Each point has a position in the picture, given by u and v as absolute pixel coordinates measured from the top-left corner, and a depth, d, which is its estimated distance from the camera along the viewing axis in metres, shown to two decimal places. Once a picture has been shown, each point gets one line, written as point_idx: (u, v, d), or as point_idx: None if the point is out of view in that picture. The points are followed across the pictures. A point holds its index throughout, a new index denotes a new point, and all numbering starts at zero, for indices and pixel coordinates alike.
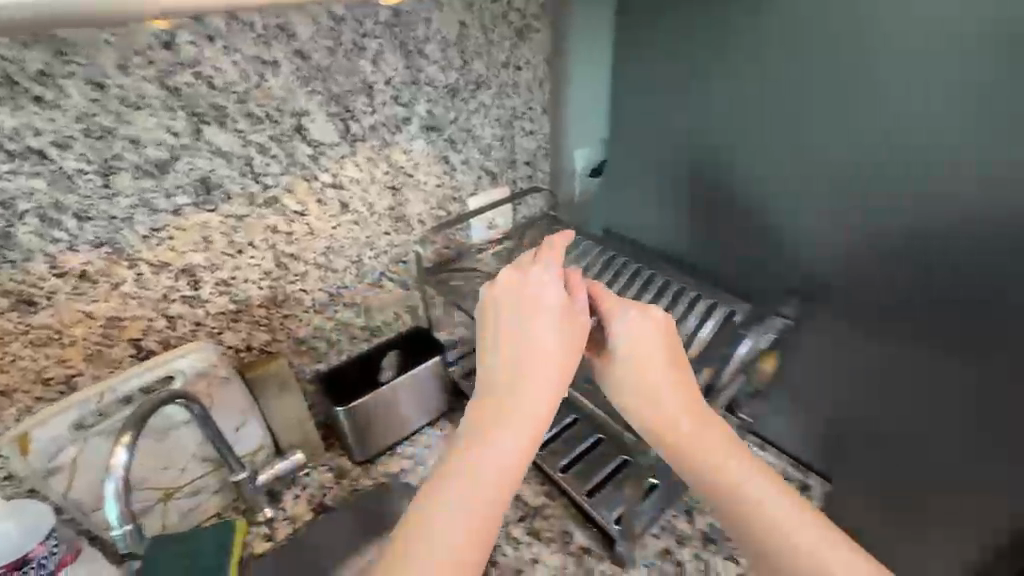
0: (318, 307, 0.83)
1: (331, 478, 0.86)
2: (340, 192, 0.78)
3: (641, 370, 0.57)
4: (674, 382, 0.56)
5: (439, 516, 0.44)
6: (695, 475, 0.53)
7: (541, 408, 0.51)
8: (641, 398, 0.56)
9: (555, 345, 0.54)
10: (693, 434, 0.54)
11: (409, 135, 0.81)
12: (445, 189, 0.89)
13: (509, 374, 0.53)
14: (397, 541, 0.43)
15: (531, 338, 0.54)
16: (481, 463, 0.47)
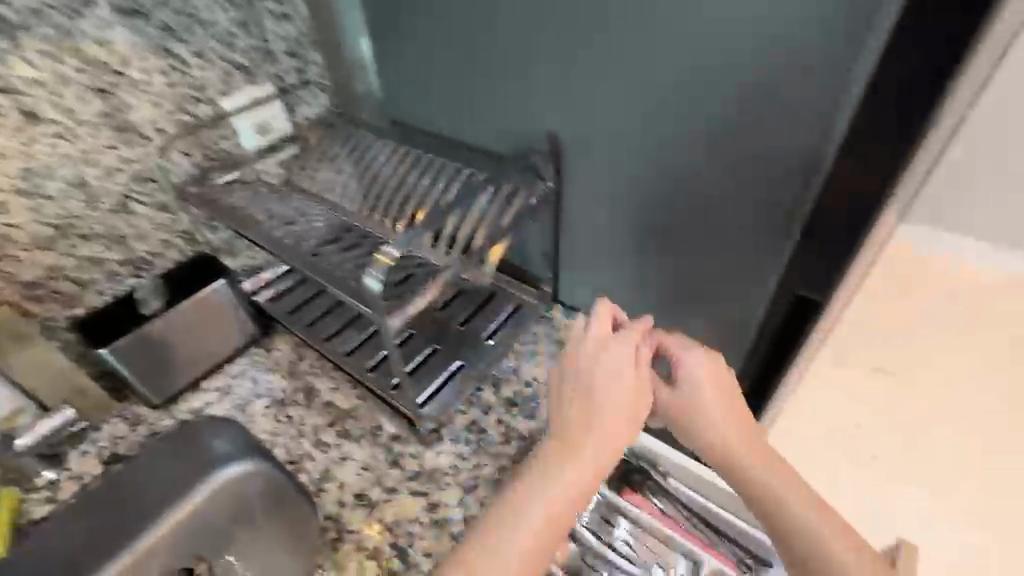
0: (44, 243, 0.68)
1: (125, 428, 0.79)
2: (16, 98, 0.61)
3: (708, 404, 0.60)
4: (727, 410, 0.60)
5: (502, 544, 0.51)
6: (721, 465, 0.61)
7: (603, 458, 0.54)
8: (708, 428, 0.60)
9: (609, 377, 0.56)
10: (733, 435, 0.59)
11: (99, 20, 0.63)
12: (181, 89, 0.73)
13: (577, 408, 0.57)
14: (464, 561, 0.51)
15: (614, 375, 0.56)
16: (546, 504, 0.53)
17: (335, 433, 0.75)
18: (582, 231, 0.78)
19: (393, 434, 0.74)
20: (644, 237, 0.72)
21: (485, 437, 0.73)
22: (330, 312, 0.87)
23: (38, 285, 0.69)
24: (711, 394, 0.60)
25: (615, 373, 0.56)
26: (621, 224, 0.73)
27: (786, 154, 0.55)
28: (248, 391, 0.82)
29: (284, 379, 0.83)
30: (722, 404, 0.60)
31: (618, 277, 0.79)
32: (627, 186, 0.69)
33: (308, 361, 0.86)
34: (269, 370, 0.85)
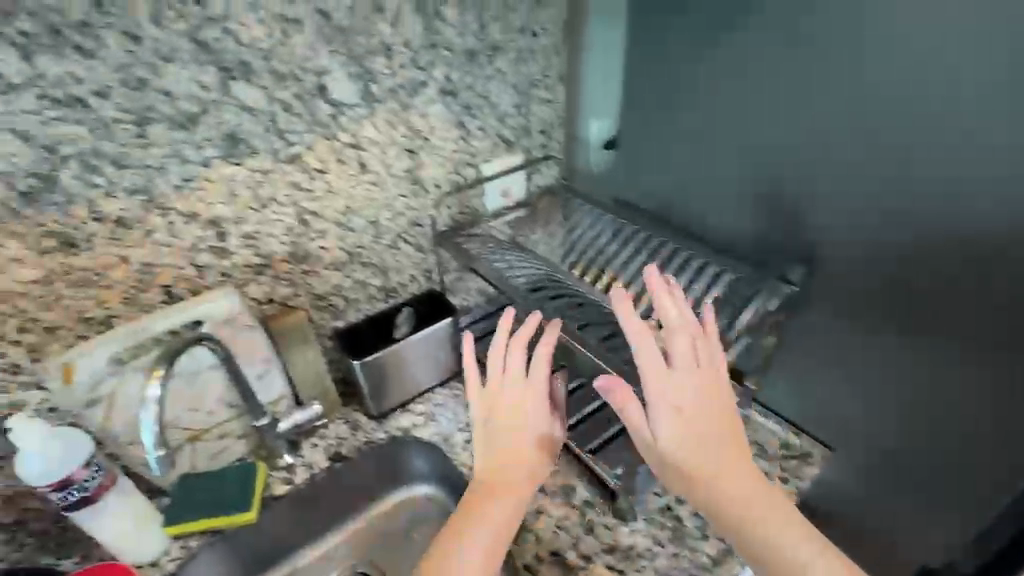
0: (338, 266, 0.81)
1: (346, 431, 0.89)
2: (359, 152, 0.74)
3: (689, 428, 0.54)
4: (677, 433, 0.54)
5: (469, 551, 0.54)
6: (685, 483, 0.54)
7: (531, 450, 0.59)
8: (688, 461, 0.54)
9: (531, 397, 0.61)
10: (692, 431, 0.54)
11: (427, 99, 0.77)
12: (461, 155, 0.86)
13: (502, 440, 0.59)
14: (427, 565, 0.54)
15: (506, 393, 0.61)
16: (477, 536, 0.55)
17: (531, 483, 0.79)
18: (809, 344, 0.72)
19: (587, 499, 0.76)
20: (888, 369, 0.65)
21: (682, 528, 0.72)
22: None
23: (323, 297, 0.82)
24: (654, 403, 0.54)
25: (519, 398, 0.61)
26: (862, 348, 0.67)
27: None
28: (451, 421, 0.90)
29: None
30: (676, 423, 0.54)
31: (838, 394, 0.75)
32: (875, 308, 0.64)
33: None
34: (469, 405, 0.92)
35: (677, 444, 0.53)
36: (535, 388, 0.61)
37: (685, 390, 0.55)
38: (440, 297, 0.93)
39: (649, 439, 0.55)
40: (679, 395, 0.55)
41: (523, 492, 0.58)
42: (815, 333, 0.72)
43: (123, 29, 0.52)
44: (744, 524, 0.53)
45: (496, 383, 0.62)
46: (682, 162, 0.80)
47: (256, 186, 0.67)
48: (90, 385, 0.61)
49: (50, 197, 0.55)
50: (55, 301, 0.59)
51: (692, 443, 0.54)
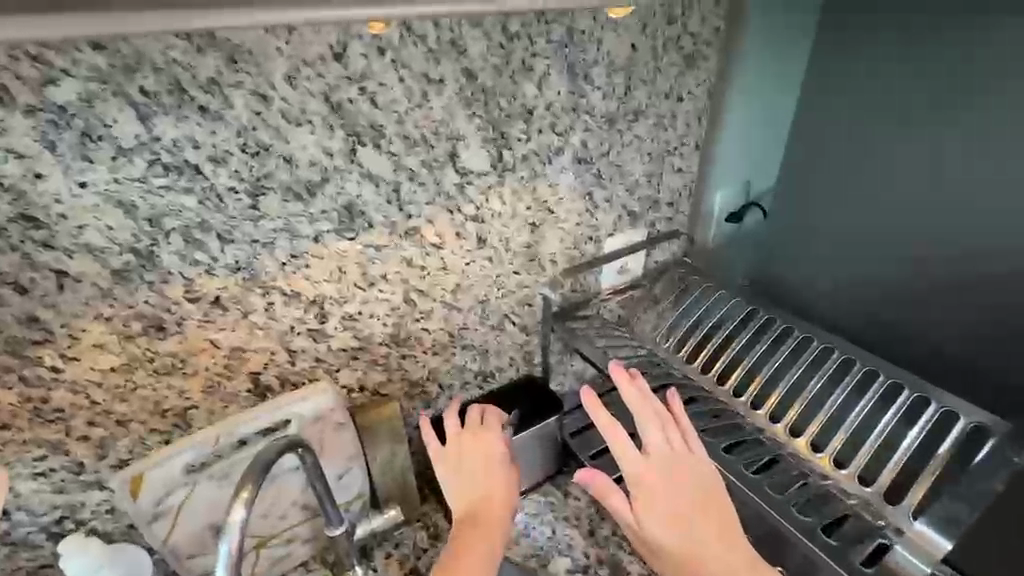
0: (437, 348, 0.70)
1: (425, 539, 0.75)
2: (479, 226, 0.64)
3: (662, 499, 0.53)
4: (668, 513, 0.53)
5: None
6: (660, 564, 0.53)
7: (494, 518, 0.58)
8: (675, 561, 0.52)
9: (481, 447, 0.63)
10: (678, 518, 0.52)
11: (559, 167, 0.67)
12: (583, 228, 0.75)
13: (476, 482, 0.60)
14: None
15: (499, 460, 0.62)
16: None
17: None
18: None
19: None
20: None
21: None
22: None
23: (417, 383, 0.71)
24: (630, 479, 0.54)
25: (481, 453, 0.62)
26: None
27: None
28: (547, 540, 0.75)
29: (584, 541, 0.75)
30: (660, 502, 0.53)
31: None
32: None
33: (609, 525, 0.76)
34: (568, 521, 0.77)
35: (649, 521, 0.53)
36: (492, 447, 0.62)
37: (647, 454, 0.55)
38: (543, 385, 0.80)
39: (636, 530, 0.54)
40: (663, 482, 0.54)
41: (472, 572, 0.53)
42: None
43: (254, 88, 0.45)
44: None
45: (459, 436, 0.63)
46: (866, 253, 0.73)
47: (367, 262, 0.58)
48: (158, 494, 0.51)
49: (143, 275, 0.46)
50: (131, 390, 0.50)
51: (678, 521, 0.52)
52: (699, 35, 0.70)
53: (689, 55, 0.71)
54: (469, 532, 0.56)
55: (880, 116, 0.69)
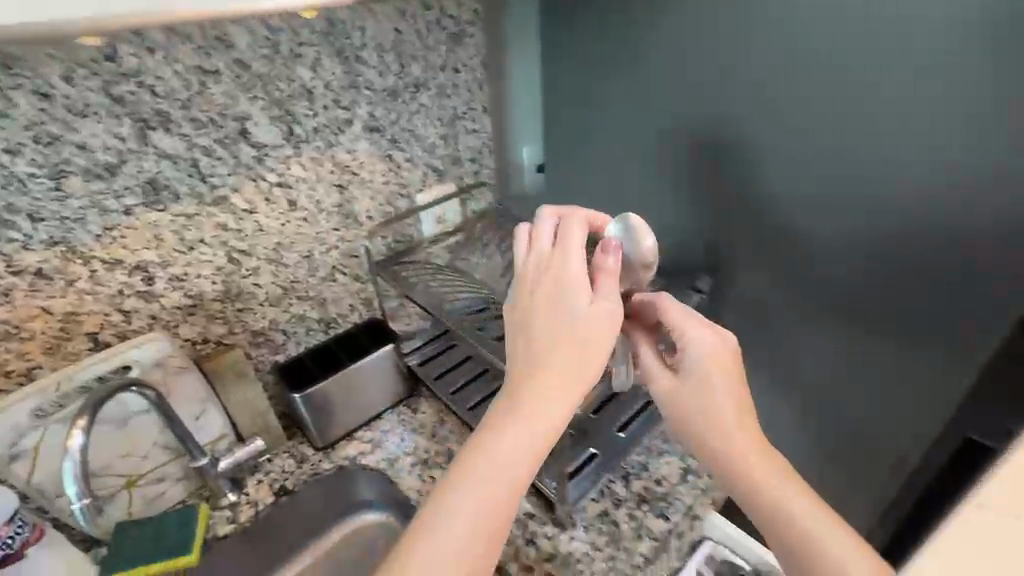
0: (273, 300, 0.83)
1: (291, 464, 0.89)
2: (287, 190, 0.77)
3: (705, 377, 0.52)
4: (715, 391, 0.51)
5: (441, 519, 0.43)
6: (693, 443, 0.53)
7: (551, 409, 0.46)
8: (706, 427, 0.51)
9: (556, 300, 0.49)
10: (715, 400, 0.51)
11: (352, 135, 0.81)
12: (392, 186, 0.90)
13: (549, 323, 0.48)
14: (407, 543, 0.43)
15: (567, 293, 0.49)
16: (482, 470, 0.44)
17: None
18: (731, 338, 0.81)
19: (528, 511, 0.79)
20: (811, 360, 0.71)
21: (619, 530, 0.76)
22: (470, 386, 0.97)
23: (259, 333, 0.84)
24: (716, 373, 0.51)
25: (557, 295, 0.49)
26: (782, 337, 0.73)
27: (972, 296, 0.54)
28: (397, 445, 0.92)
29: (428, 441, 0.92)
30: (734, 398, 0.51)
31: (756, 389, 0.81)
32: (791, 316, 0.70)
33: (449, 425, 0.94)
34: (415, 429, 0.94)
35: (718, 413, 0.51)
36: (568, 264, 0.50)
37: (690, 342, 0.53)
38: (382, 325, 0.96)
39: (675, 409, 0.54)
40: (743, 386, 0.52)
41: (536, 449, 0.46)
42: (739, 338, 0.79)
43: (34, 88, 0.55)
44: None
45: (549, 263, 0.51)
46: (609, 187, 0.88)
47: (181, 229, 0.69)
48: (10, 439, 0.61)
49: None
50: None
51: (716, 400, 0.51)
52: (458, 17, 0.85)
53: (453, 34, 0.86)
54: (533, 391, 0.46)
55: (608, 73, 0.79)
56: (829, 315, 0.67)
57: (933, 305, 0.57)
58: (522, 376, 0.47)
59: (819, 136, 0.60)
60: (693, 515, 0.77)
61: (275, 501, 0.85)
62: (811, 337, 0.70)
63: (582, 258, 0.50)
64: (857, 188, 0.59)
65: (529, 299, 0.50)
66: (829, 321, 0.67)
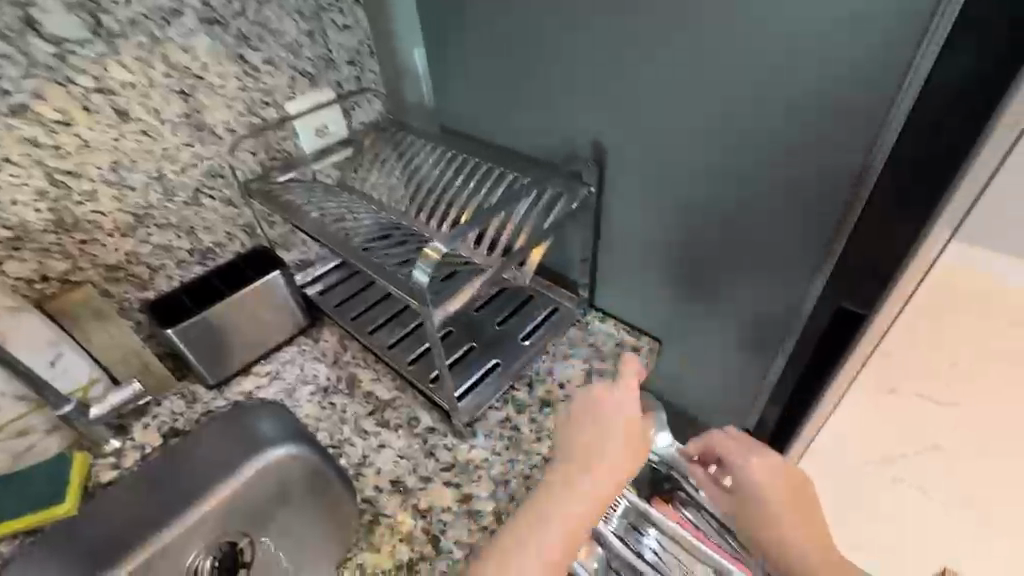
0: (124, 229, 0.75)
1: (182, 405, 0.85)
2: (109, 97, 0.67)
3: (762, 495, 0.61)
4: (775, 501, 0.60)
5: (517, 564, 0.54)
6: (760, 548, 0.60)
7: (604, 487, 0.57)
8: (762, 526, 0.60)
9: (624, 413, 0.61)
10: (789, 524, 0.59)
11: (185, 29, 0.70)
12: (253, 92, 0.80)
13: (583, 432, 0.60)
14: (491, 557, 0.55)
15: (608, 442, 0.58)
16: (540, 527, 0.55)
17: (375, 421, 0.78)
18: (623, 236, 0.78)
19: (429, 426, 0.77)
20: (699, 245, 0.70)
21: (519, 434, 0.75)
22: (372, 309, 0.92)
23: (117, 269, 0.76)
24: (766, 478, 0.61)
25: (603, 428, 0.60)
26: (669, 229, 0.72)
27: (818, 194, 0.56)
28: (296, 377, 0.87)
29: (329, 368, 0.88)
30: (780, 496, 0.60)
31: (653, 286, 0.80)
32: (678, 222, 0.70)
33: (352, 351, 0.90)
34: (316, 359, 0.90)
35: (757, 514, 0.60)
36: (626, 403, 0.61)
37: (752, 464, 0.62)
38: (268, 253, 0.88)
39: (720, 498, 0.65)
40: (806, 485, 0.62)
41: (601, 496, 0.56)
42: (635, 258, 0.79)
43: None
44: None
45: (597, 399, 0.61)
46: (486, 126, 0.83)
47: None
48: None
49: None
50: None
51: (789, 515, 0.59)
52: None
53: None
54: (582, 460, 0.58)
55: None
56: (709, 200, 0.65)
57: (799, 210, 0.58)
58: (569, 469, 0.58)
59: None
60: None
61: (169, 445, 0.80)
62: (696, 225, 0.69)
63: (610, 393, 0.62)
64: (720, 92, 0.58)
65: (569, 425, 0.61)
66: (710, 206, 0.66)
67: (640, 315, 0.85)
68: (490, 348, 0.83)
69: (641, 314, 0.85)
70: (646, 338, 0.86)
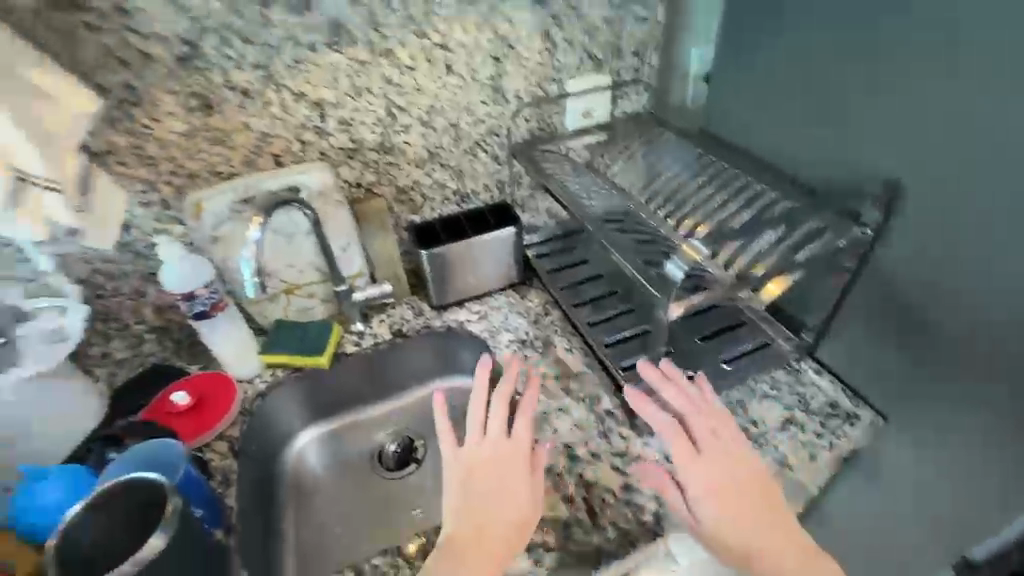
0: (420, 161, 0.90)
1: (412, 314, 1.00)
2: (446, 53, 0.81)
3: (690, 453, 0.61)
4: (712, 470, 0.60)
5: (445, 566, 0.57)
6: (709, 508, 0.58)
7: (506, 526, 0.59)
8: (711, 477, 0.60)
9: (492, 458, 0.64)
10: (704, 462, 0.61)
11: (516, 5, 0.81)
12: (544, 68, 0.89)
13: (480, 492, 0.62)
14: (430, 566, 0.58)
15: (488, 467, 0.64)
16: (452, 546, 0.58)
17: (560, 386, 0.85)
18: (861, 323, 0.76)
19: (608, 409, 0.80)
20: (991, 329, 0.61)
21: None
22: (579, 284, 0.98)
23: (403, 191, 0.92)
24: (700, 476, 0.60)
25: (499, 465, 0.64)
26: (939, 331, 0.66)
27: None
28: (500, 323, 0.97)
29: (530, 324, 0.96)
30: (738, 477, 0.60)
31: (903, 355, 0.71)
32: (926, 362, 0.69)
33: (553, 317, 0.97)
34: (520, 313, 0.99)
35: (715, 484, 0.59)
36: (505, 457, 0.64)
37: (697, 465, 0.60)
38: (507, 208, 1.00)
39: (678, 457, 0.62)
40: (740, 471, 0.60)
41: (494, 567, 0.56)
42: (857, 351, 0.77)
43: None
44: (728, 486, 0.59)
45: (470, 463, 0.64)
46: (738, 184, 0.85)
47: (354, 74, 0.77)
48: (214, 220, 0.76)
49: (205, 60, 0.68)
50: (197, 153, 0.74)
51: (710, 466, 0.60)
52: None
53: None
54: (469, 545, 0.58)
55: None
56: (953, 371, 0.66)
57: None
58: (479, 530, 0.59)
59: (1014, 228, 0.57)
60: (783, 462, 0.71)
61: (408, 338, 0.96)
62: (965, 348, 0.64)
63: (503, 430, 0.66)
64: (1011, 309, 0.59)
65: (461, 479, 0.63)
66: (990, 342, 0.62)
67: (868, 381, 0.77)
68: (695, 358, 0.80)
69: (870, 380, 0.76)
70: (867, 408, 0.76)
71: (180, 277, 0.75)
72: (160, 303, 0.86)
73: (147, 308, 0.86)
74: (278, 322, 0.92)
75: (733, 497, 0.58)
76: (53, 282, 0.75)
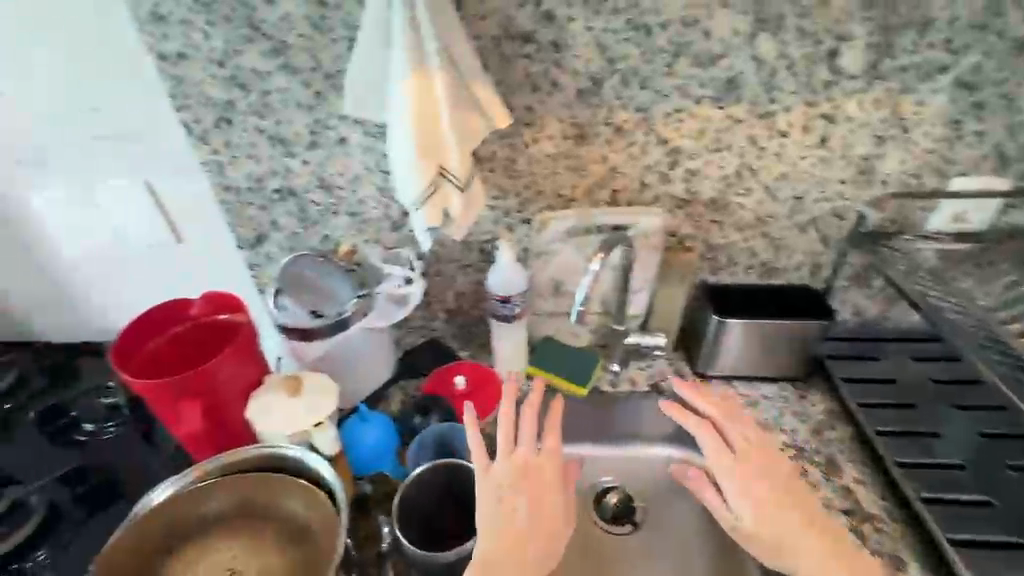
0: (743, 225, 0.84)
1: (670, 372, 0.93)
2: (829, 125, 0.74)
3: (718, 458, 0.69)
4: (752, 487, 0.67)
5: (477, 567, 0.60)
6: (752, 523, 0.65)
7: (535, 540, 0.63)
8: (756, 493, 0.66)
9: (532, 474, 0.65)
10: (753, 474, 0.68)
11: (935, 87, 0.71)
12: (935, 157, 0.76)
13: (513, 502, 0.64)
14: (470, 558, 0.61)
15: (516, 475, 0.65)
16: (488, 551, 0.61)
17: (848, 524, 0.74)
18: None
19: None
20: None
21: None
22: (879, 409, 0.84)
23: (712, 250, 0.87)
24: (742, 495, 0.67)
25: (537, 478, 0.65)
26: None
27: None
28: (773, 417, 0.87)
29: (809, 433, 0.85)
30: (770, 494, 0.66)
31: None
32: None
33: (840, 434, 0.84)
34: (796, 415, 0.87)
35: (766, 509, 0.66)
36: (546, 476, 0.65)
37: (724, 474, 0.68)
38: (813, 295, 0.89)
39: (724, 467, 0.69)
40: (773, 486, 0.67)
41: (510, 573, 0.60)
42: None
43: None
44: (777, 502, 0.66)
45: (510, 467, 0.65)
46: None
47: (723, 130, 0.75)
48: (551, 238, 0.83)
49: (600, 96, 0.72)
50: (551, 174, 0.79)
51: (754, 488, 0.67)
52: None
53: None
54: (500, 555, 0.60)
55: None
56: None
57: None
58: (511, 541, 0.61)
59: None
60: None
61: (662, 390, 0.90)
62: None
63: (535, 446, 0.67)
64: None
65: (494, 489, 0.64)
66: None
67: None
68: None
69: None
70: None
71: (503, 280, 0.81)
72: (459, 291, 0.95)
73: (448, 293, 0.95)
74: (546, 337, 0.94)
75: (782, 511, 0.65)
76: (404, 255, 0.88)
